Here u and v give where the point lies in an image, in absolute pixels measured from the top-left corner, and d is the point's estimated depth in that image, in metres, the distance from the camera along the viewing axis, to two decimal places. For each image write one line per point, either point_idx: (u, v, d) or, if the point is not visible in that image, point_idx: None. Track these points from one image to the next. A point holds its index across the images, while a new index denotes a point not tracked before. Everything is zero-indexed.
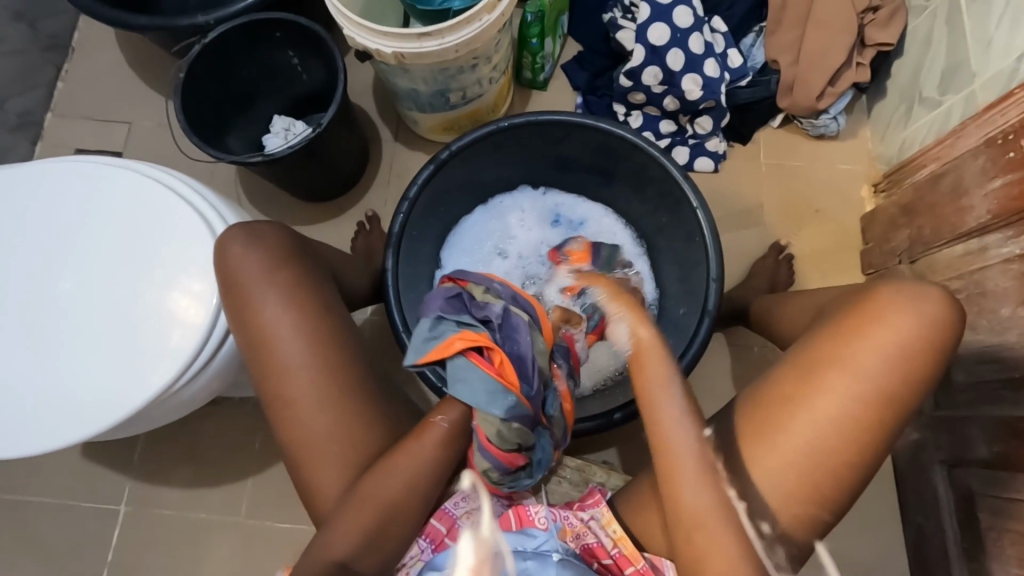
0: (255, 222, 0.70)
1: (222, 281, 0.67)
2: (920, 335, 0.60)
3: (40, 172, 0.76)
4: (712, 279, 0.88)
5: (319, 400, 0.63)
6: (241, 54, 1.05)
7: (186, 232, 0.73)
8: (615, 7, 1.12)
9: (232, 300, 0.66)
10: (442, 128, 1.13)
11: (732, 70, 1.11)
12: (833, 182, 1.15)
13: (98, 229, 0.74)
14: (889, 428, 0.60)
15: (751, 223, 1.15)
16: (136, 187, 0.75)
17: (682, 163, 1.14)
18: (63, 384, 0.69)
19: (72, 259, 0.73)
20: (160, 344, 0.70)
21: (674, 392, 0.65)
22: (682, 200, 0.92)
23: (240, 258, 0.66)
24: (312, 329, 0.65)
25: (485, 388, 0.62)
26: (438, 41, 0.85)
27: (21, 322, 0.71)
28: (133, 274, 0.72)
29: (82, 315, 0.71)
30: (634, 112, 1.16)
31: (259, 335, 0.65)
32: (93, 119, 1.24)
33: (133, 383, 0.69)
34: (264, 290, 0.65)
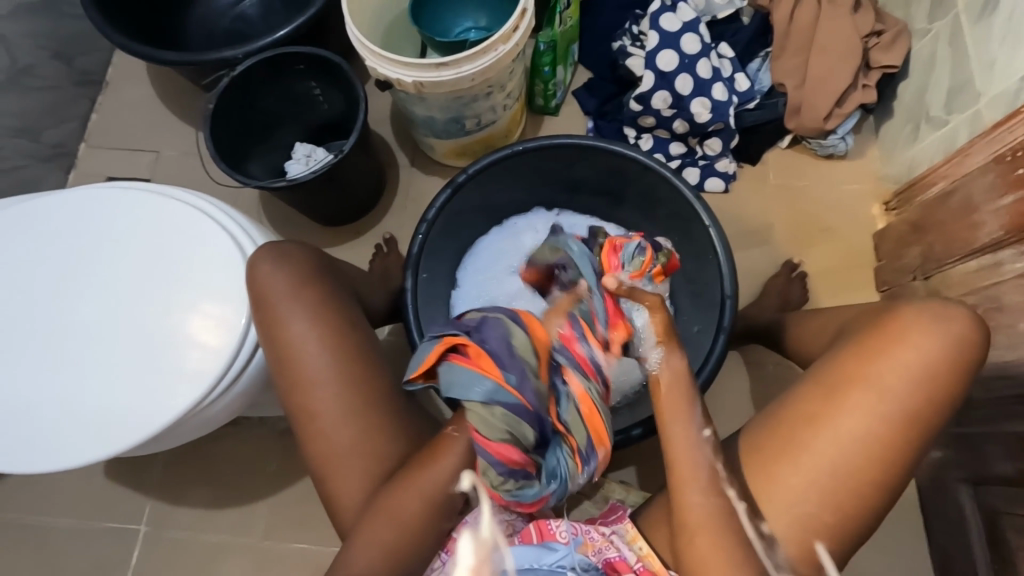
0: (283, 242, 0.72)
1: (251, 300, 0.69)
2: (944, 355, 0.60)
3: (79, 197, 0.80)
4: (727, 296, 0.89)
5: (344, 412, 0.65)
6: (267, 85, 1.10)
7: (215, 252, 0.76)
8: (624, 35, 1.16)
9: (261, 317, 0.68)
10: (457, 153, 1.16)
11: (739, 93, 1.14)
12: (843, 201, 1.17)
13: (133, 251, 0.77)
14: (912, 449, 0.60)
15: (763, 241, 1.16)
16: (169, 210, 0.78)
17: (692, 184, 1.16)
18: (96, 401, 0.71)
19: (108, 280, 0.76)
20: (189, 360, 0.72)
21: (693, 420, 0.65)
22: (693, 219, 0.94)
23: (269, 277, 0.69)
24: (338, 342, 0.67)
25: (464, 385, 0.62)
26: (455, 70, 0.89)
27: (56, 340, 0.74)
28: (164, 293, 0.75)
29: (116, 334, 0.74)
30: (644, 135, 1.19)
31: (288, 350, 0.66)
32: (124, 148, 1.30)
33: (162, 399, 0.71)
34: (292, 307, 0.67)
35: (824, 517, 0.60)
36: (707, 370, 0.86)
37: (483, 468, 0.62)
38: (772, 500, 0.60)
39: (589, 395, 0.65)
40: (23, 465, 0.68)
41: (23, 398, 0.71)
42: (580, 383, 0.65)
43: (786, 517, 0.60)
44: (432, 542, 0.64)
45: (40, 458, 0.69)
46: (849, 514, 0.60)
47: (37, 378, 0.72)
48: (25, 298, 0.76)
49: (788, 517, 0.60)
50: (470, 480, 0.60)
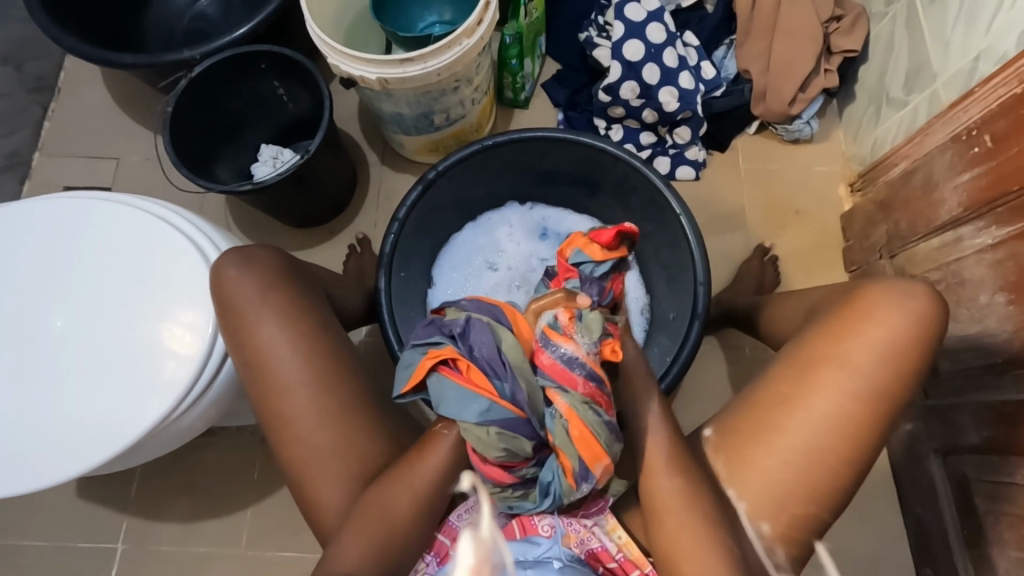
0: (249, 246, 0.71)
1: (218, 305, 0.67)
2: (909, 332, 0.62)
3: (32, 209, 0.77)
4: (700, 282, 0.90)
5: (320, 416, 0.64)
6: (228, 86, 1.07)
7: (179, 260, 0.74)
8: (590, 26, 1.16)
9: (230, 324, 0.67)
10: (428, 150, 1.15)
11: (706, 81, 1.15)
12: (811, 184, 1.19)
13: (92, 263, 0.74)
14: (882, 425, 0.61)
15: (735, 227, 1.17)
16: (128, 219, 0.76)
17: (664, 172, 1.17)
18: (59, 420, 0.68)
19: (66, 294, 0.73)
20: (157, 372, 0.70)
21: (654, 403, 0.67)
22: (666, 207, 0.94)
23: (237, 284, 0.67)
24: (310, 346, 0.65)
25: (459, 400, 0.63)
26: (420, 65, 0.87)
27: (14, 358, 0.71)
28: (127, 304, 0.73)
29: (78, 349, 0.71)
30: (614, 125, 1.19)
31: (259, 357, 0.65)
32: (80, 156, 1.25)
33: (131, 412, 0.68)
34: (262, 314, 0.66)
35: (804, 499, 0.61)
36: (684, 356, 0.87)
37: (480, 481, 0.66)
38: (748, 483, 0.62)
39: (578, 414, 0.62)
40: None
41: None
42: (565, 400, 0.62)
43: (763, 500, 0.61)
44: (419, 541, 0.63)
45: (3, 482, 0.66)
46: (823, 491, 0.61)
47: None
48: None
49: (774, 506, 0.61)
50: (469, 479, 0.65)
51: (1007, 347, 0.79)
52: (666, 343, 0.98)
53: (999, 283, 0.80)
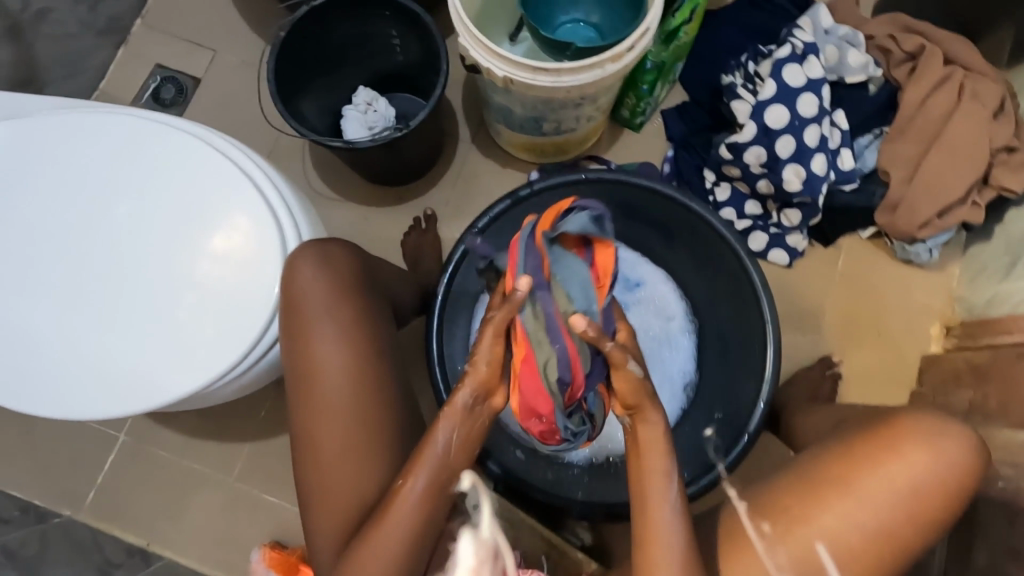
0: (327, 244, 0.68)
1: (283, 298, 0.66)
2: (936, 475, 0.60)
3: (118, 124, 0.72)
4: (762, 400, 0.86)
5: (343, 442, 0.62)
6: (345, 23, 1.01)
7: (248, 221, 0.69)
8: (738, 70, 1.04)
9: (290, 320, 0.65)
10: (523, 147, 1.09)
11: (840, 171, 1.03)
12: (904, 311, 1.10)
13: (159, 202, 0.70)
14: (892, 561, 0.60)
15: (808, 330, 1.10)
16: (209, 160, 0.70)
17: (756, 251, 1.09)
18: (98, 356, 0.67)
19: (129, 227, 0.69)
20: (203, 340, 0.67)
21: (669, 484, 0.60)
22: (753, 307, 0.91)
23: (307, 280, 0.65)
24: (358, 371, 0.64)
25: (582, 286, 0.61)
26: (552, 78, 0.80)
27: (65, 280, 0.68)
28: (188, 255, 0.68)
29: (126, 290, 0.68)
30: (723, 184, 1.10)
31: (310, 361, 0.64)
32: (181, 38, 1.21)
33: (169, 373, 0.67)
34: (319, 320, 0.64)
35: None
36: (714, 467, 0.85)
37: (549, 375, 0.61)
38: (772, 556, 0.60)
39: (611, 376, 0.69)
40: (26, 405, 0.67)
41: (28, 335, 0.67)
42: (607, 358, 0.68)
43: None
44: None
45: (43, 404, 0.66)
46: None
47: (46, 315, 0.68)
48: (40, 223, 0.69)
49: (789, 562, 0.60)
50: None
51: None
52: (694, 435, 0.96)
53: None
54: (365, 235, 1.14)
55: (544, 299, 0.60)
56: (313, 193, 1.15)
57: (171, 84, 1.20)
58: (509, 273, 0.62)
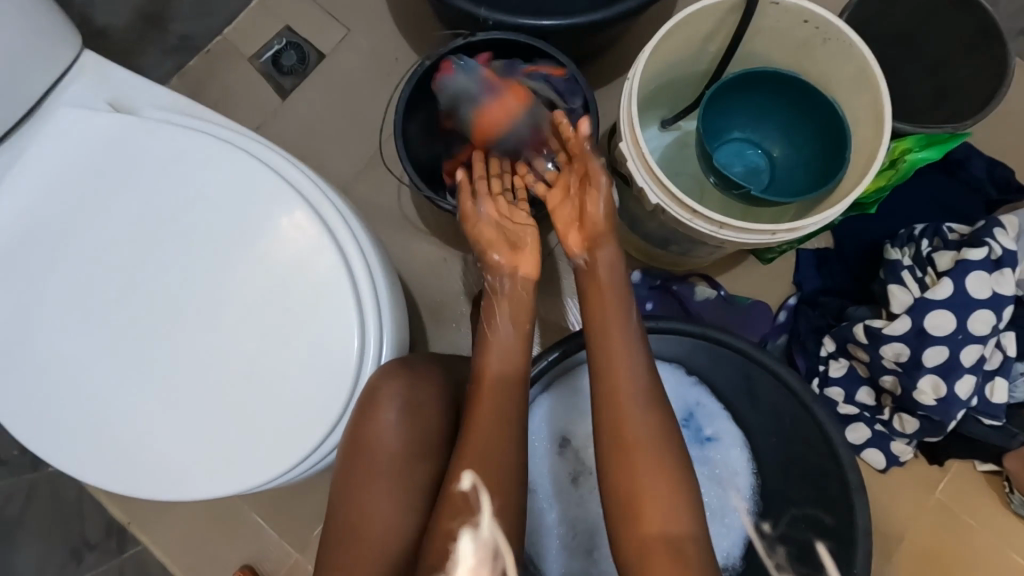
0: (417, 381, 0.64)
1: (355, 431, 0.62)
2: None
3: (224, 166, 0.64)
4: None
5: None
6: (496, 62, 0.90)
7: (329, 320, 0.61)
8: (907, 248, 0.90)
9: (356, 457, 0.62)
10: (637, 246, 0.98)
11: (984, 400, 0.88)
12: (994, 567, 0.95)
13: (244, 274, 0.63)
14: None
15: (877, 547, 0.96)
16: (304, 237, 0.62)
17: (853, 444, 0.95)
18: (137, 422, 0.62)
19: (204, 291, 0.63)
20: (251, 443, 0.61)
21: (634, 354, 0.65)
22: (844, 542, 0.77)
23: (384, 420, 0.62)
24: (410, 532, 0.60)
25: (463, 78, 0.83)
26: (710, 226, 0.68)
27: (125, 327, 0.63)
28: (258, 340, 0.62)
29: (182, 360, 0.62)
30: (841, 359, 0.95)
31: (365, 513, 0.60)
32: (320, 7, 1.13)
33: (204, 467, 0.61)
34: (387, 472, 0.61)
35: None
36: None
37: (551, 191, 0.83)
38: None
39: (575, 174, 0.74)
40: (60, 455, 0.63)
41: (72, 373, 0.63)
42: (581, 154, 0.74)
43: None
44: None
45: (73, 454, 0.62)
46: None
47: (95, 362, 0.63)
48: (116, 255, 0.64)
49: None
50: None
51: None
52: None
53: None
54: (438, 278, 1.05)
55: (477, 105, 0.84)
56: (399, 216, 1.07)
57: (294, 52, 1.12)
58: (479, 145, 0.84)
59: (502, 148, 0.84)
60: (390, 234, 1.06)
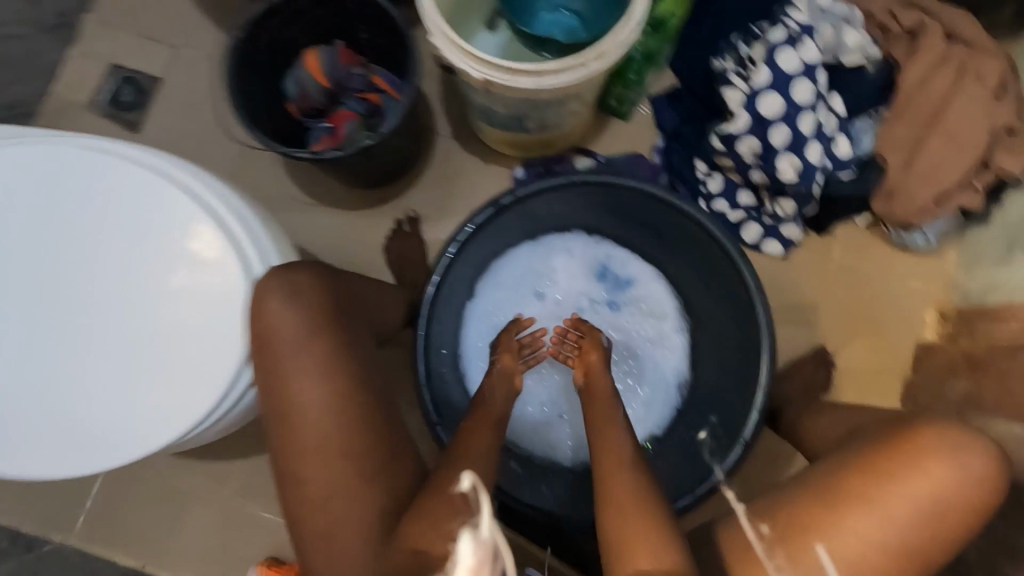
0: (296, 272, 0.68)
1: (254, 338, 0.65)
2: (951, 488, 0.60)
3: (71, 166, 0.69)
4: (755, 409, 0.86)
5: (338, 453, 0.63)
6: (311, 19, 0.94)
7: (213, 262, 0.67)
8: (727, 56, 0.98)
9: (265, 357, 0.65)
10: (508, 143, 1.04)
11: (835, 159, 0.99)
12: (900, 298, 1.08)
13: (124, 250, 0.68)
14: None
15: (802, 322, 1.08)
16: (167, 199, 0.68)
17: (750, 243, 1.07)
18: (72, 414, 0.66)
19: (93, 278, 0.68)
20: (183, 382, 0.66)
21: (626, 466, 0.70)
22: (746, 307, 0.89)
23: (276, 315, 0.65)
24: (343, 399, 0.65)
25: (296, 81, 0.96)
26: (533, 79, 0.75)
27: (31, 337, 0.67)
28: (159, 297, 0.67)
29: (94, 345, 0.67)
30: (715, 174, 1.06)
31: (292, 405, 0.64)
32: (136, 34, 1.13)
33: (143, 429, 0.66)
34: (304, 358, 0.65)
35: None
36: (695, 494, 0.87)
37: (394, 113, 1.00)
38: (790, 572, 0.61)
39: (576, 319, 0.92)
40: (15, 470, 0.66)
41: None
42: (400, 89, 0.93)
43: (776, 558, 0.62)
44: None
45: (21, 466, 0.66)
46: None
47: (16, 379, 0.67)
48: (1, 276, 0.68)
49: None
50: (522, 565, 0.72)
51: None
52: (685, 447, 0.93)
53: None
54: (347, 243, 1.10)
55: (313, 97, 0.98)
56: (287, 199, 1.11)
57: (130, 86, 1.13)
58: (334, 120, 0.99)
59: (335, 83, 0.98)
60: (285, 218, 1.10)
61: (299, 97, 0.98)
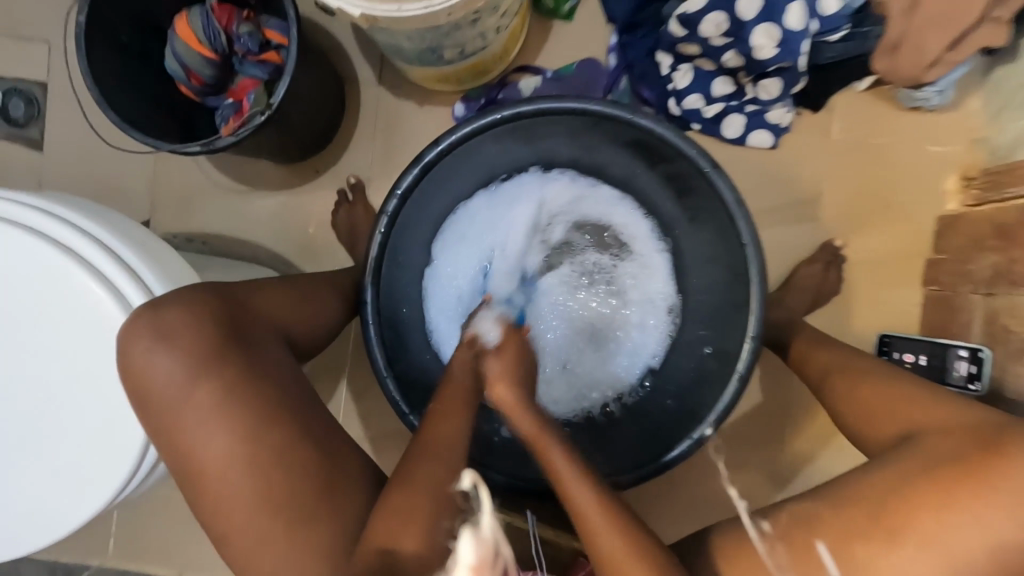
0: (158, 303, 0.59)
1: (132, 395, 0.58)
2: None
3: None
4: (750, 338, 0.72)
5: (253, 513, 0.55)
6: None
7: (85, 301, 0.59)
8: None
9: (147, 414, 0.58)
10: (436, 79, 0.90)
11: (822, 19, 0.82)
12: (915, 167, 0.94)
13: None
14: None
15: (803, 217, 0.96)
16: (15, 242, 0.60)
17: (732, 139, 0.93)
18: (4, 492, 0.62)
19: None
20: (84, 461, 0.61)
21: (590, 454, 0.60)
22: (730, 228, 0.74)
23: (148, 364, 0.57)
24: (252, 432, 0.57)
25: (178, 60, 0.83)
26: (422, 3, 0.60)
27: None
28: (45, 352, 0.60)
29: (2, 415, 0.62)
30: (682, 66, 0.90)
31: (192, 457, 0.57)
32: (6, 35, 1.01)
33: (75, 491, 0.61)
34: (190, 403, 0.57)
35: None
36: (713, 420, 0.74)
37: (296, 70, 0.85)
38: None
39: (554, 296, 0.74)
40: None
41: None
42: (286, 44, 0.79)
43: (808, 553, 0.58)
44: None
45: None
46: None
47: None
48: None
49: None
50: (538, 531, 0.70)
51: None
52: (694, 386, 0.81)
53: None
54: (295, 223, 1.01)
55: (202, 75, 0.84)
56: (219, 188, 1.02)
57: (18, 97, 1.02)
58: (235, 95, 0.86)
59: (222, 52, 0.83)
60: (221, 209, 1.02)
61: (188, 77, 0.84)
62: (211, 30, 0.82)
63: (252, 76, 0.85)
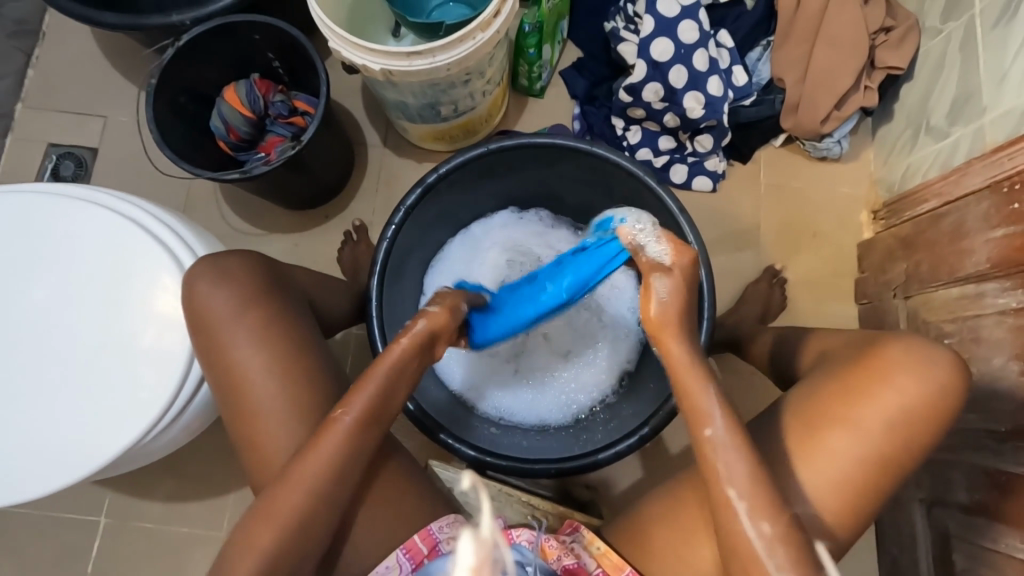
0: (220, 256, 0.70)
1: (188, 318, 0.68)
2: (918, 397, 0.61)
3: (15, 203, 0.74)
4: (704, 319, 0.80)
5: (280, 425, 0.65)
6: (219, 56, 1.00)
7: (151, 268, 0.73)
8: (618, 16, 1.07)
9: (199, 335, 0.68)
10: (432, 137, 1.09)
11: (736, 88, 1.06)
12: (832, 204, 1.13)
13: (72, 273, 0.73)
14: (884, 484, 0.61)
15: (746, 246, 1.12)
16: (102, 219, 0.74)
17: (679, 183, 1.11)
18: (41, 434, 0.69)
19: (46, 310, 0.72)
20: (124, 403, 0.69)
21: (711, 396, 0.61)
22: (676, 232, 0.85)
23: (207, 295, 0.68)
24: (285, 360, 0.67)
25: (221, 119, 1.01)
26: (428, 60, 0.80)
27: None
28: (110, 308, 0.72)
29: (56, 366, 0.71)
30: (632, 127, 1.12)
31: (232, 373, 0.66)
32: (68, 112, 1.20)
33: (109, 432, 0.69)
34: (238, 328, 0.67)
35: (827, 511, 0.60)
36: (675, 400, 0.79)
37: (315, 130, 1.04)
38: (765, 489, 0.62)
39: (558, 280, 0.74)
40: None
41: None
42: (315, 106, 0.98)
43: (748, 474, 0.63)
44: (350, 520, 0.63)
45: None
46: (846, 508, 0.61)
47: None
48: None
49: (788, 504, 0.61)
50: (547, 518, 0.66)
51: (1013, 416, 0.75)
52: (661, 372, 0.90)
53: (1015, 350, 0.75)
54: (303, 260, 1.14)
55: (239, 132, 1.02)
56: (234, 232, 1.16)
57: (70, 160, 1.18)
58: (265, 149, 1.03)
59: (259, 113, 1.02)
60: (237, 250, 1.15)
61: (228, 133, 1.02)
62: (253, 97, 1.01)
63: (282, 135, 1.03)
